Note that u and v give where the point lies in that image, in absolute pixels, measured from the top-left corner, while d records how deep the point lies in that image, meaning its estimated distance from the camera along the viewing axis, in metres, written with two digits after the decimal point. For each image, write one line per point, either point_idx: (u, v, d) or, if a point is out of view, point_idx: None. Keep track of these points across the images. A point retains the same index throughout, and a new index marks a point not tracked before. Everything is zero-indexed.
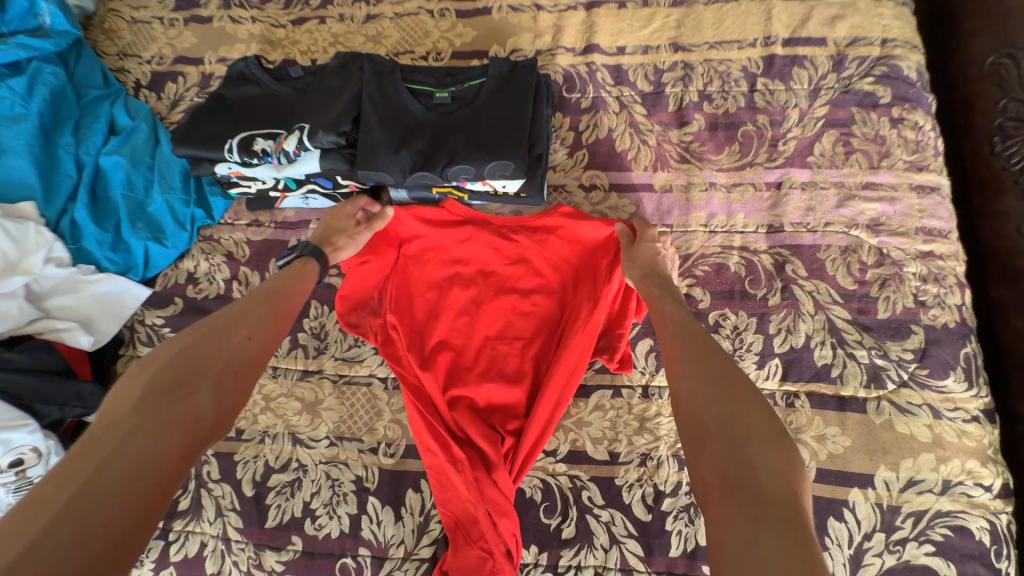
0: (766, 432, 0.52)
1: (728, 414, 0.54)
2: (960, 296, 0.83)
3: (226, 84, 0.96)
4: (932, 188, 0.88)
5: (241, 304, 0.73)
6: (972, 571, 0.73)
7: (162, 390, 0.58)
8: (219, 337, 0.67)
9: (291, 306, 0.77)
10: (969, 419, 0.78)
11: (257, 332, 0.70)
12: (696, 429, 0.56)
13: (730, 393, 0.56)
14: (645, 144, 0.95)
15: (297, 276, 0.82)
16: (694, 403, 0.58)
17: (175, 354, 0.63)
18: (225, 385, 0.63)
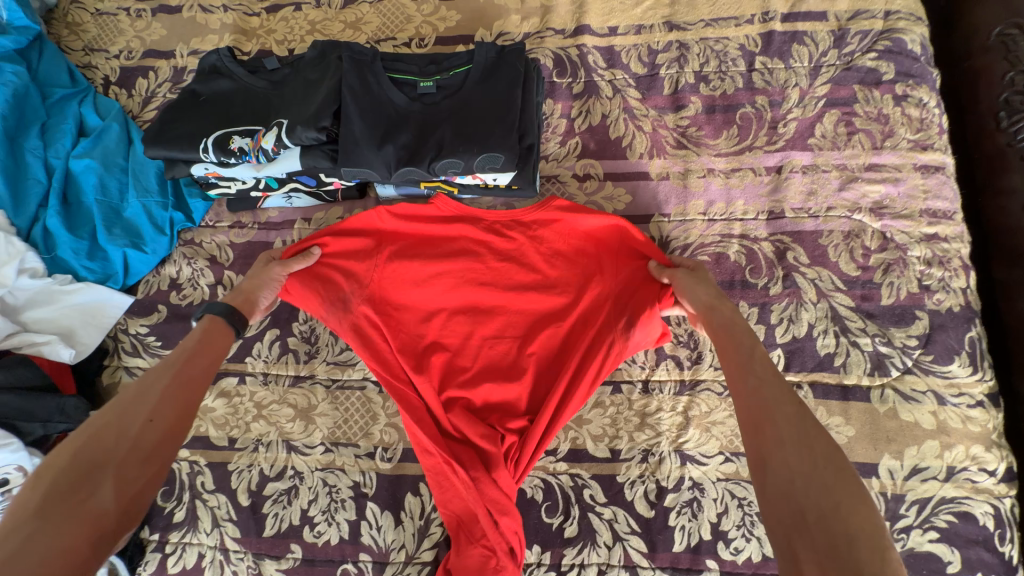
0: (871, 536, 0.40)
1: (824, 507, 0.42)
2: (965, 279, 0.81)
3: (198, 79, 0.91)
4: (937, 168, 0.85)
5: (153, 370, 0.58)
6: (976, 556, 0.73)
7: (53, 499, 0.46)
8: (123, 418, 0.53)
9: (208, 368, 0.63)
10: (974, 404, 0.77)
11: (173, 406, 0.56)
12: (791, 522, 0.42)
13: (826, 468, 0.44)
14: (640, 130, 0.92)
15: (215, 328, 0.68)
16: (784, 478, 0.44)
17: (69, 452, 0.49)
18: (133, 476, 0.51)
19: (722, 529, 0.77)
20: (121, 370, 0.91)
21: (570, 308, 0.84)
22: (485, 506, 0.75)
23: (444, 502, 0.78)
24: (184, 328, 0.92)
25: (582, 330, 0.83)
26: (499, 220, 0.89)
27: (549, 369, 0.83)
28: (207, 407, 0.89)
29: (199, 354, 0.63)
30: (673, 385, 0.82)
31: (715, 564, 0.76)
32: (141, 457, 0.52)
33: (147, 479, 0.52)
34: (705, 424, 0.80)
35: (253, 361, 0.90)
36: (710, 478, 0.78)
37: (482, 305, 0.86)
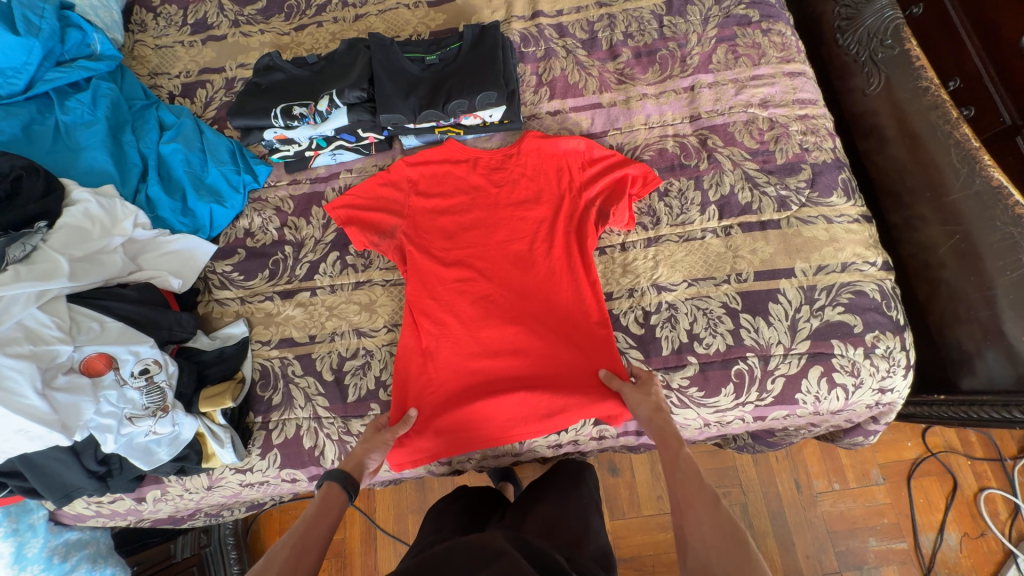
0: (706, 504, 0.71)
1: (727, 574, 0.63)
2: (831, 141, 1.15)
3: (257, 75, 1.22)
4: (799, 73, 1.21)
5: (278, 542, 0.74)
6: (872, 319, 1.01)
7: None
8: None
9: (317, 541, 0.76)
10: (852, 220, 1.08)
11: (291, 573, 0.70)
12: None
13: (728, 543, 0.66)
14: (590, 75, 1.25)
15: (328, 501, 0.82)
16: (703, 554, 0.66)
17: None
18: None
19: (696, 334, 1.03)
20: (213, 302, 1.15)
21: (557, 211, 1.14)
22: (516, 373, 1.03)
23: (465, 377, 1.03)
24: (261, 262, 1.17)
25: (572, 226, 1.13)
26: (497, 153, 1.19)
27: (553, 259, 1.10)
28: (289, 316, 1.12)
29: (315, 526, 0.78)
30: (642, 242, 1.11)
31: (694, 359, 1.02)
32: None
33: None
34: (670, 263, 1.08)
35: (321, 277, 1.14)
36: (681, 300, 1.05)
37: (493, 219, 1.15)
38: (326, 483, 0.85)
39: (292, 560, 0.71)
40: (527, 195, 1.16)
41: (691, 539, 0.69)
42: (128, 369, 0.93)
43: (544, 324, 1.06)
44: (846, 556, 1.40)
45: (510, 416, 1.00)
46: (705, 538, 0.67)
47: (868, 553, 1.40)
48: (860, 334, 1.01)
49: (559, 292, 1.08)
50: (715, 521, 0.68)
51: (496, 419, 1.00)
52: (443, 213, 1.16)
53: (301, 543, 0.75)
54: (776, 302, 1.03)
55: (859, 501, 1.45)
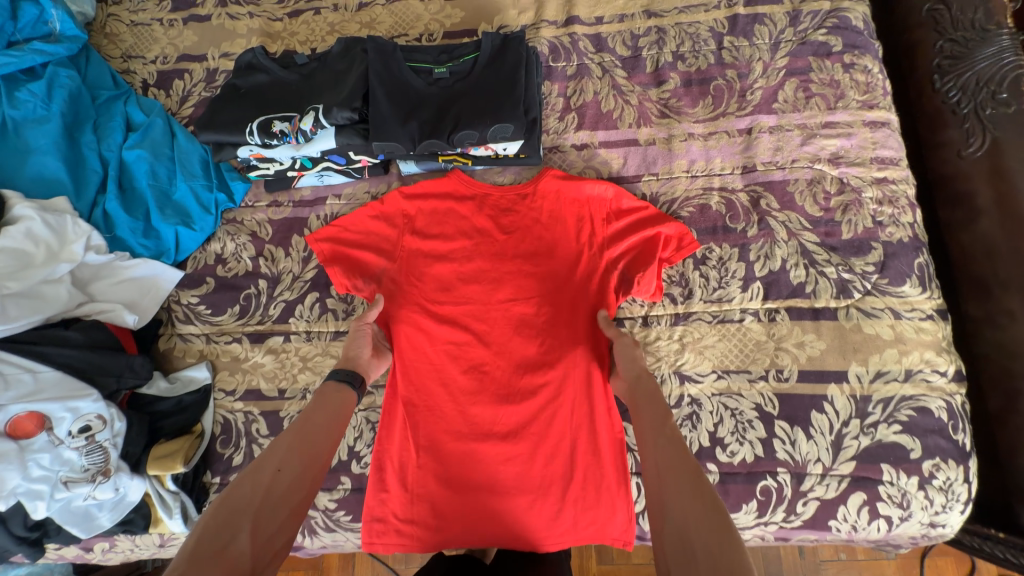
0: (682, 475, 0.61)
1: (706, 543, 0.54)
2: (911, 215, 0.95)
3: (237, 74, 1.04)
4: (883, 123, 0.99)
5: (284, 432, 0.72)
6: (934, 443, 0.85)
7: (214, 527, 0.58)
8: (259, 470, 0.65)
9: (327, 433, 0.75)
10: (925, 317, 0.90)
11: (299, 457, 0.69)
12: (685, 558, 0.54)
13: (709, 510, 0.57)
14: (628, 103, 1.05)
15: (333, 396, 0.81)
16: (682, 523, 0.57)
17: (223, 496, 0.62)
18: (266, 522, 0.62)
19: (719, 437, 0.88)
20: (176, 337, 1.02)
21: (574, 271, 0.97)
22: (506, 466, 0.90)
23: (448, 462, 0.91)
24: (231, 296, 1.03)
25: (588, 290, 0.96)
26: (509, 191, 1.02)
27: (561, 330, 0.95)
28: (257, 363, 0.99)
29: (323, 420, 0.76)
30: (668, 318, 0.94)
31: (714, 467, 0.87)
32: (276, 498, 0.64)
33: (278, 523, 0.63)
34: (698, 348, 0.92)
35: (297, 322, 1.00)
36: (706, 394, 0.90)
37: (494, 273, 0.98)
38: (333, 378, 0.84)
39: (295, 447, 0.70)
40: (539, 247, 0.99)
41: (671, 507, 0.59)
42: (65, 428, 0.81)
43: (543, 405, 0.92)
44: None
45: (493, 512, 0.89)
46: (686, 507, 0.58)
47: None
48: (916, 461, 0.85)
49: (563, 370, 0.93)
50: (697, 488, 0.60)
51: (477, 513, 0.89)
52: (442, 260, 0.99)
53: (305, 430, 0.73)
54: (820, 411, 0.87)
55: None
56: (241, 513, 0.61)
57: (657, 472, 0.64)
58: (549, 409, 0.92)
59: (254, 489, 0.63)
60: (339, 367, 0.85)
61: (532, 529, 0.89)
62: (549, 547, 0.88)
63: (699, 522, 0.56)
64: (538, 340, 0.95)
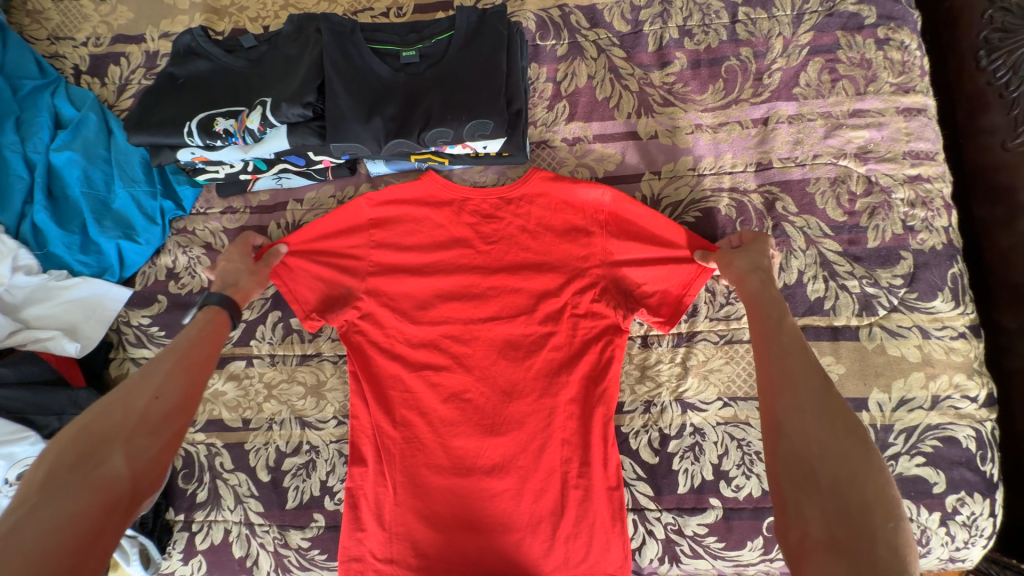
0: (815, 390, 0.52)
1: (830, 467, 0.47)
2: (947, 218, 0.83)
3: (174, 61, 0.90)
4: (919, 110, 0.86)
5: (155, 358, 0.64)
6: (959, 476, 0.78)
7: (66, 465, 0.51)
8: (133, 395, 0.58)
9: (209, 354, 0.68)
10: (956, 335, 0.81)
11: (179, 379, 0.62)
12: (805, 483, 0.47)
13: (841, 437, 0.49)
14: (627, 89, 0.92)
15: (214, 321, 0.73)
16: (801, 443, 0.49)
17: (79, 426, 0.54)
18: (141, 446, 0.55)
19: (724, 469, 0.81)
20: (128, 362, 0.92)
21: (567, 287, 0.85)
22: (492, 501, 0.82)
23: (430, 497, 0.83)
24: (186, 316, 0.93)
25: (583, 308, 0.85)
26: (491, 194, 0.89)
27: (553, 353, 0.85)
28: (218, 391, 0.90)
29: (202, 342, 0.68)
30: (671, 339, 0.86)
31: (718, 502, 0.81)
32: (156, 422, 0.57)
33: (157, 447, 0.56)
34: (703, 372, 0.84)
35: (259, 344, 0.91)
36: (711, 424, 0.82)
37: (477, 290, 0.87)
38: (208, 304, 0.76)
39: (176, 369, 0.62)
40: (528, 259, 0.87)
41: (791, 422, 0.51)
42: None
43: (534, 437, 0.83)
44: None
45: (483, 548, 0.82)
46: (808, 428, 0.50)
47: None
48: (939, 496, 0.77)
49: (555, 399, 0.84)
50: (832, 420, 0.50)
51: (464, 552, 0.82)
52: (418, 276, 0.88)
53: (189, 354, 0.65)
54: None
55: None
56: (104, 441, 0.53)
57: (784, 380, 0.54)
58: (540, 441, 0.83)
59: (123, 415, 0.56)
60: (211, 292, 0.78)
61: (522, 568, 0.81)
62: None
63: (829, 446, 0.48)
64: (528, 365, 0.85)
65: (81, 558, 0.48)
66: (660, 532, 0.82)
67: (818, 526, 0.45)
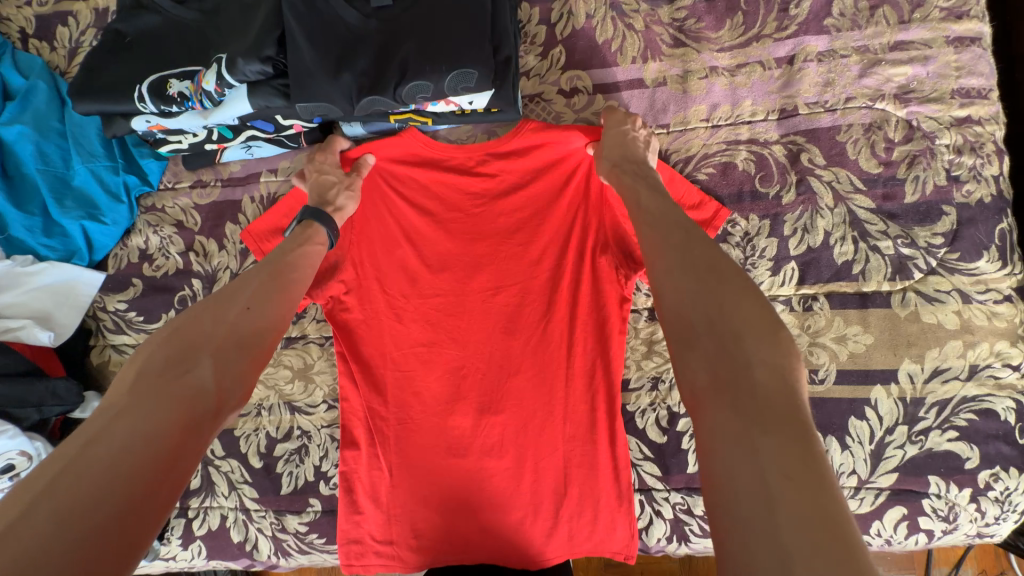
0: (691, 248, 0.48)
1: (709, 314, 0.42)
2: (998, 165, 0.73)
3: (120, 16, 0.80)
4: (973, 39, 0.74)
5: (247, 274, 0.60)
6: (994, 451, 0.72)
7: (158, 369, 0.46)
8: (225, 305, 0.53)
9: (302, 277, 0.64)
10: (1001, 299, 0.72)
11: (271, 295, 0.58)
12: (687, 337, 0.42)
13: (717, 281, 0.44)
14: (631, 29, 0.80)
15: (306, 242, 0.69)
16: (681, 299, 0.44)
17: (170, 333, 0.50)
18: (232, 358, 0.50)
19: None
20: (110, 349, 0.89)
21: (563, 254, 0.80)
22: (491, 481, 0.79)
23: (426, 477, 0.80)
24: (163, 299, 0.88)
25: (581, 276, 0.79)
26: (479, 153, 0.81)
27: (551, 326, 0.79)
28: None
29: (290, 262, 0.64)
30: None
31: None
32: (245, 334, 0.52)
33: (247, 360, 0.51)
34: None
35: None
36: None
37: (468, 261, 0.81)
38: (303, 220, 0.72)
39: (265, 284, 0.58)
40: (521, 224, 0.80)
41: (669, 284, 0.46)
42: None
43: (532, 414, 0.79)
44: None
45: (482, 528, 0.79)
46: (683, 284, 0.45)
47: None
48: (971, 471, 0.72)
49: (553, 373, 0.79)
50: (711, 270, 0.45)
51: (463, 531, 0.80)
52: (407, 251, 0.82)
53: (281, 273, 0.61)
54: (860, 417, 0.73)
55: None
56: (196, 347, 0.48)
57: (656, 250, 0.50)
58: (539, 418, 0.79)
59: (215, 323, 0.51)
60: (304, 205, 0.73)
61: (523, 546, 0.79)
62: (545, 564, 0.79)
63: (707, 294, 0.43)
64: (523, 339, 0.80)
65: (153, 484, 0.39)
66: (668, 512, 0.79)
67: (702, 372, 0.40)
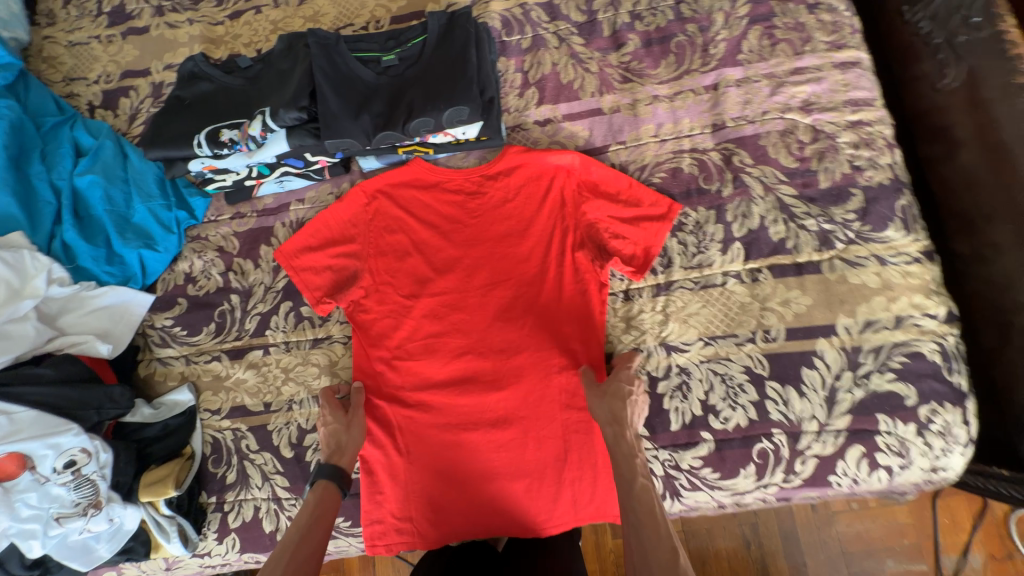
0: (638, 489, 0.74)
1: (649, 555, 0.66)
2: (890, 155, 0.91)
3: (180, 85, 1.00)
4: (854, 63, 0.95)
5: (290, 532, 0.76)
6: (929, 388, 0.83)
7: None
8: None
9: (325, 528, 0.78)
10: (911, 260, 0.87)
11: (304, 556, 0.72)
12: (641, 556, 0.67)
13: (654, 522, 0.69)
14: (588, 72, 1.01)
15: (324, 495, 0.82)
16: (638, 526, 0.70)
17: None
18: None
19: (711, 404, 0.87)
20: (156, 361, 1.01)
21: (549, 250, 0.95)
22: (497, 452, 0.89)
23: (440, 452, 0.90)
24: (205, 314, 1.01)
25: (565, 266, 0.94)
26: (473, 173, 0.99)
27: (542, 311, 0.93)
28: (239, 379, 0.98)
29: (317, 518, 0.78)
30: (649, 289, 0.93)
31: (709, 435, 0.86)
32: None
33: None
34: (683, 317, 0.90)
35: (274, 333, 0.99)
36: (695, 363, 0.88)
37: (467, 262, 0.96)
38: (319, 478, 0.83)
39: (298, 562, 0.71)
40: (511, 229, 0.97)
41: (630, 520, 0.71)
42: (50, 465, 0.80)
43: (531, 389, 0.90)
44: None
45: (491, 497, 0.88)
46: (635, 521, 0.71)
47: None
48: (912, 408, 0.83)
49: (547, 352, 0.91)
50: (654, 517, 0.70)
51: (474, 502, 0.89)
52: (416, 258, 0.97)
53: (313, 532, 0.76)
54: (811, 367, 0.85)
55: (879, 521, 1.25)
56: None
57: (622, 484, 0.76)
58: (537, 392, 0.90)
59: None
60: (323, 463, 0.84)
61: (531, 512, 0.88)
62: (552, 530, 0.88)
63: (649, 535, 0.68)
64: (519, 324, 0.93)
65: None
66: (659, 469, 0.87)
67: None
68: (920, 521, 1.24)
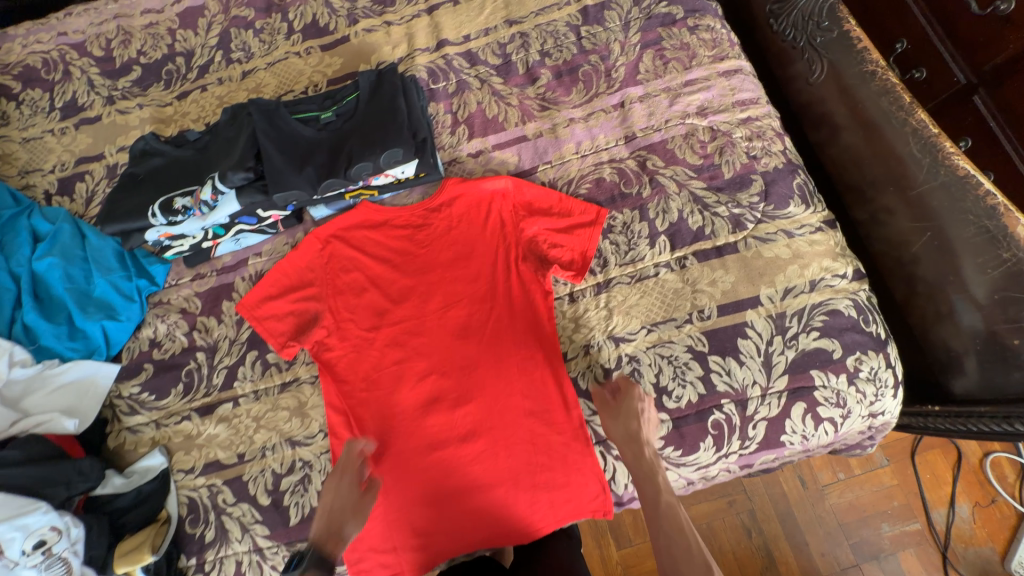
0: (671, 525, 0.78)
1: None
2: (779, 143, 1.04)
3: (132, 164, 1.06)
4: (735, 71, 1.10)
5: None
6: (851, 339, 0.92)
7: None
8: None
9: None
10: (815, 230, 0.98)
11: None
12: None
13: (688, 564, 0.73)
14: (510, 105, 1.13)
15: None
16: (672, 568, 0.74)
17: None
18: None
19: (663, 386, 0.92)
20: (125, 431, 1.01)
21: (495, 267, 1.02)
22: (471, 466, 0.92)
23: (417, 475, 0.92)
24: (172, 375, 1.03)
25: (511, 280, 1.01)
26: (417, 208, 1.07)
27: (497, 324, 0.99)
28: (211, 434, 0.99)
29: None
30: (591, 289, 1.00)
31: (666, 416, 0.91)
32: None
33: None
34: (624, 309, 0.97)
35: (242, 384, 1.01)
36: (642, 350, 0.95)
37: (421, 288, 1.02)
38: None
39: None
40: (459, 254, 1.04)
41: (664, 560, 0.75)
42: (17, 548, 0.77)
43: (496, 400, 0.95)
44: (861, 548, 1.24)
45: (473, 511, 0.90)
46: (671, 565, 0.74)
47: (882, 541, 1.24)
48: (841, 360, 0.91)
49: (507, 362, 0.96)
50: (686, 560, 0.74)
51: (457, 520, 0.90)
52: (372, 291, 1.03)
53: None
54: (745, 337, 0.93)
55: (866, 487, 1.29)
56: None
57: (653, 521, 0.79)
58: (503, 402, 0.94)
59: None
60: None
61: (512, 520, 0.90)
62: (536, 535, 0.89)
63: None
64: (477, 339, 0.99)
65: None
66: None
67: None
68: (905, 480, 1.28)
